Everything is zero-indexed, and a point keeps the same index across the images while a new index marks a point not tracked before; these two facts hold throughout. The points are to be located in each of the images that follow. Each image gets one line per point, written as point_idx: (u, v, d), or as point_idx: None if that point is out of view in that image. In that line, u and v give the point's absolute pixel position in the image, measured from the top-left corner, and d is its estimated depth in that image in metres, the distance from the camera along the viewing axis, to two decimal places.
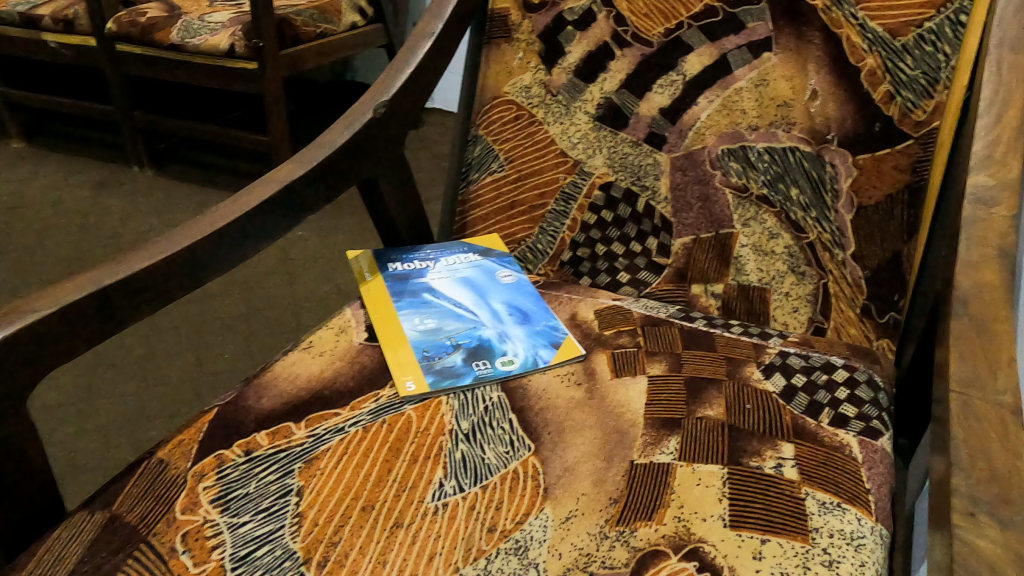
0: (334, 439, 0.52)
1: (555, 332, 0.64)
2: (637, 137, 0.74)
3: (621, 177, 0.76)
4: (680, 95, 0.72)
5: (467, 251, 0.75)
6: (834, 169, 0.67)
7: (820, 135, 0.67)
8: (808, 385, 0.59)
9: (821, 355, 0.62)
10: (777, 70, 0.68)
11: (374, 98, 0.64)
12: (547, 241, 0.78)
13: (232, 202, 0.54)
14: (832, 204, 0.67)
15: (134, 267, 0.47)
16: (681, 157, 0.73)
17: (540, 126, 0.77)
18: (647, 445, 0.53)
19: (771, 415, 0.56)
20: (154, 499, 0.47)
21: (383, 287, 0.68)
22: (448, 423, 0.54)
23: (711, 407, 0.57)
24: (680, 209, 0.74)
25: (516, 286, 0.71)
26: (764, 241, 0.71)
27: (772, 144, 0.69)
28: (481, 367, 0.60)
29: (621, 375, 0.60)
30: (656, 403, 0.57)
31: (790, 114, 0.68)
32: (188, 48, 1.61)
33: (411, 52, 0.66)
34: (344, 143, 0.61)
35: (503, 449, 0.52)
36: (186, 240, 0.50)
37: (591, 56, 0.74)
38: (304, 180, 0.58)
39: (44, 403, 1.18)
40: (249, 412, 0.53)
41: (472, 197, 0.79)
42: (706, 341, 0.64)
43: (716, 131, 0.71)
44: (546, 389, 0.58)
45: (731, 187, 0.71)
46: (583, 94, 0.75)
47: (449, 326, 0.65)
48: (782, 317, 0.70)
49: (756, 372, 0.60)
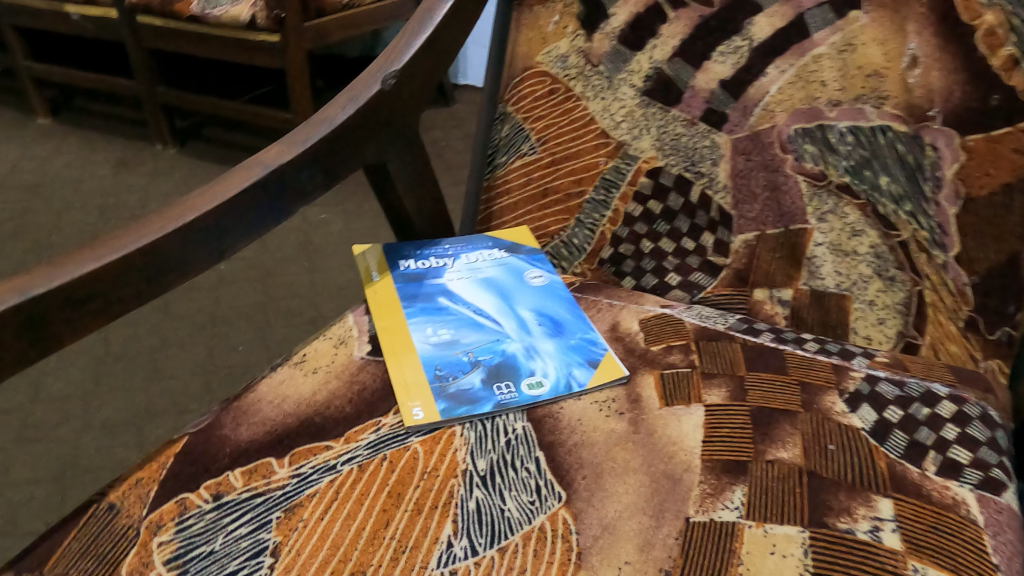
0: (323, 480, 0.43)
1: (592, 347, 0.54)
2: (692, 115, 0.63)
3: (672, 163, 0.65)
4: (745, 64, 0.60)
5: (491, 247, 0.65)
6: (935, 152, 0.54)
7: (920, 111, 0.55)
8: (906, 421, 0.48)
9: (918, 382, 0.51)
10: (867, 33, 0.56)
11: (384, 68, 0.53)
12: (585, 235, 0.68)
13: (204, 192, 0.45)
14: (933, 196, 0.55)
15: (75, 272, 0.38)
16: (745, 138, 0.62)
17: (577, 101, 0.66)
18: (706, 497, 0.43)
19: (861, 460, 0.45)
20: (97, 559, 0.38)
21: (392, 289, 0.59)
22: (462, 462, 0.45)
23: (785, 447, 0.46)
24: (742, 200, 0.63)
25: (548, 289, 0.61)
26: (843, 239, 0.59)
27: (857, 123, 0.57)
28: (503, 392, 0.50)
29: (672, 404, 0.50)
30: (715, 441, 0.47)
31: (882, 86, 0.56)
32: (208, 19, 1.53)
33: (430, 13, 0.55)
34: (345, 121, 0.51)
35: (527, 499, 0.43)
36: (142, 239, 0.41)
37: (638, 20, 0.63)
38: (296, 165, 0.49)
39: (50, 395, 1.12)
40: (223, 444, 0.45)
41: (499, 183, 0.69)
42: (774, 360, 0.53)
43: (789, 107, 0.60)
44: (582, 420, 0.48)
45: (805, 175, 0.60)
46: (629, 65, 0.64)
47: (467, 337, 0.55)
48: (866, 330, 0.59)
49: (839, 403, 0.49)
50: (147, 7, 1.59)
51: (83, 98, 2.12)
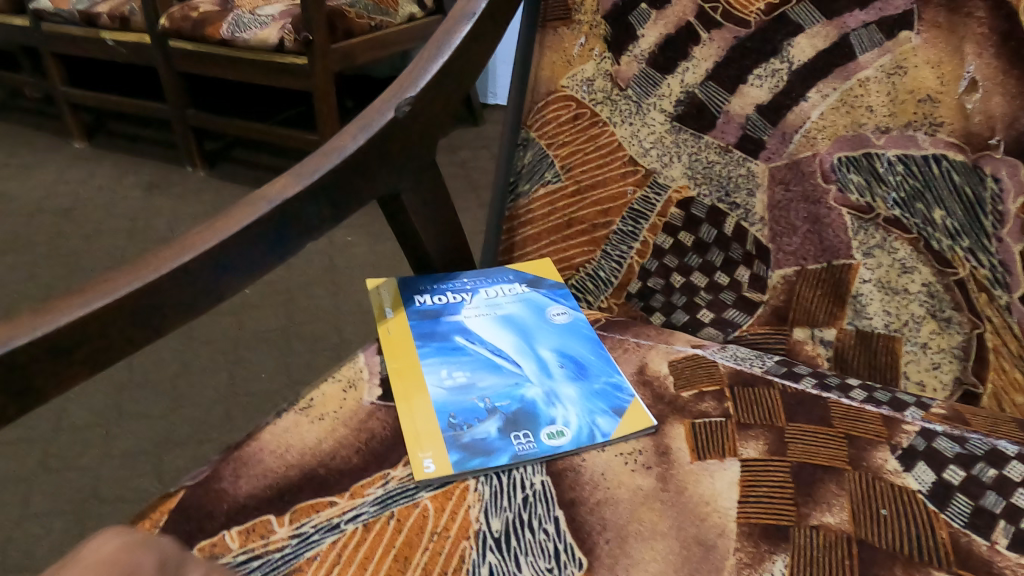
0: (324, 541, 0.40)
1: (618, 393, 0.50)
2: (727, 142, 0.59)
3: (705, 192, 0.61)
4: (784, 88, 0.57)
5: (512, 281, 0.62)
6: (997, 185, 0.50)
7: (979, 139, 0.50)
8: (969, 483, 0.43)
9: (981, 438, 0.46)
10: (919, 55, 0.52)
11: (398, 95, 0.50)
12: (611, 268, 0.64)
13: (203, 230, 0.43)
14: (993, 232, 0.51)
15: (60, 319, 0.36)
16: (785, 167, 0.58)
17: (604, 127, 0.63)
18: (743, 568, 0.39)
19: (919, 528, 0.41)
20: None
21: (406, 327, 0.56)
22: (475, 522, 0.41)
23: (831, 511, 0.42)
24: (780, 232, 0.59)
25: (571, 328, 0.57)
26: (892, 276, 0.55)
27: (908, 151, 0.53)
28: (521, 443, 0.46)
29: (704, 457, 0.46)
30: (754, 502, 0.43)
31: (936, 111, 0.52)
32: (238, 42, 1.54)
33: (448, 37, 0.52)
34: (356, 151, 0.48)
35: (545, 565, 0.39)
36: (135, 281, 0.39)
37: (669, 41, 0.59)
38: (303, 200, 0.46)
39: (73, 423, 1.11)
40: (221, 500, 0.42)
41: (522, 213, 0.66)
42: (817, 410, 0.48)
43: (831, 134, 0.56)
44: (605, 475, 0.44)
45: (850, 208, 0.56)
46: (658, 88, 0.60)
47: (484, 381, 0.51)
48: (917, 376, 0.55)
49: (891, 461, 0.45)
50: (178, 31, 1.60)
51: (117, 121, 2.15)
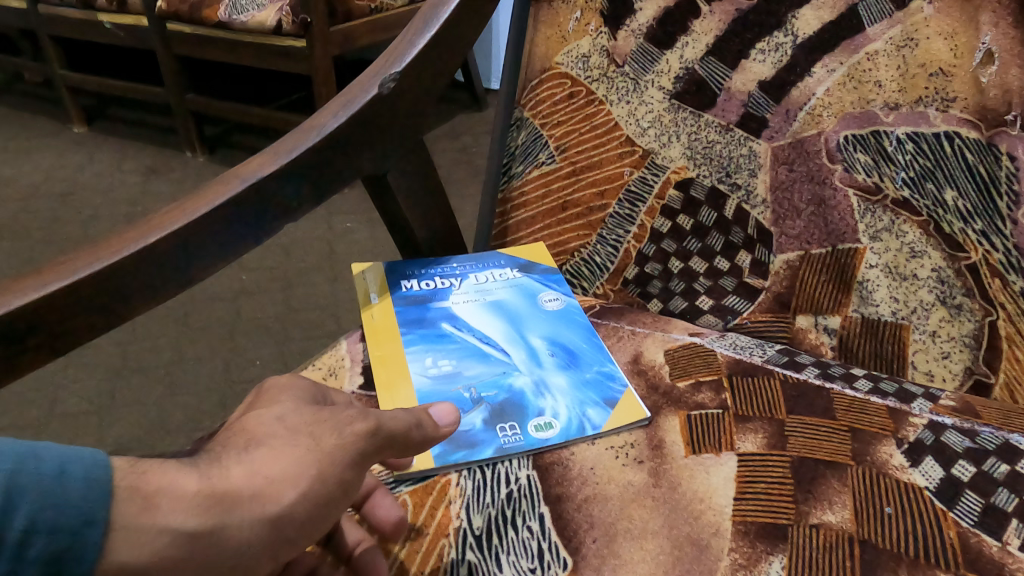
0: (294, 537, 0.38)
1: (611, 383, 0.48)
2: (728, 120, 0.57)
3: (704, 173, 0.59)
4: (788, 62, 0.54)
5: (504, 266, 0.60)
6: (1013, 163, 0.47)
7: (995, 115, 0.48)
8: (980, 480, 0.40)
9: (992, 432, 0.43)
10: (931, 26, 0.49)
11: (383, 71, 0.48)
12: (607, 253, 0.62)
13: (173, 208, 0.40)
14: (1008, 213, 0.48)
15: (11, 303, 0.34)
16: (787, 146, 0.55)
17: (600, 106, 0.60)
18: (737, 569, 0.37)
19: (925, 529, 0.38)
20: None
21: (391, 313, 0.54)
22: (456, 519, 0.39)
23: (832, 510, 0.39)
24: (783, 215, 0.56)
25: (564, 315, 0.55)
26: (901, 261, 0.52)
27: (919, 129, 0.50)
28: (507, 435, 0.44)
29: (700, 452, 0.43)
30: (751, 499, 0.40)
31: (949, 86, 0.49)
32: (235, 25, 1.51)
33: (436, 10, 0.49)
34: (336, 130, 0.46)
35: (527, 566, 0.37)
36: (95, 262, 0.37)
37: (668, 15, 0.57)
38: (278, 179, 0.44)
39: (65, 411, 1.09)
40: None
41: (515, 195, 0.64)
42: (819, 403, 0.46)
43: (837, 111, 0.53)
44: (594, 469, 0.42)
45: (856, 189, 0.53)
46: (657, 65, 0.58)
47: (471, 369, 0.49)
48: (926, 366, 0.52)
49: (896, 455, 0.42)
50: (177, 14, 1.57)
51: (117, 105, 2.13)
